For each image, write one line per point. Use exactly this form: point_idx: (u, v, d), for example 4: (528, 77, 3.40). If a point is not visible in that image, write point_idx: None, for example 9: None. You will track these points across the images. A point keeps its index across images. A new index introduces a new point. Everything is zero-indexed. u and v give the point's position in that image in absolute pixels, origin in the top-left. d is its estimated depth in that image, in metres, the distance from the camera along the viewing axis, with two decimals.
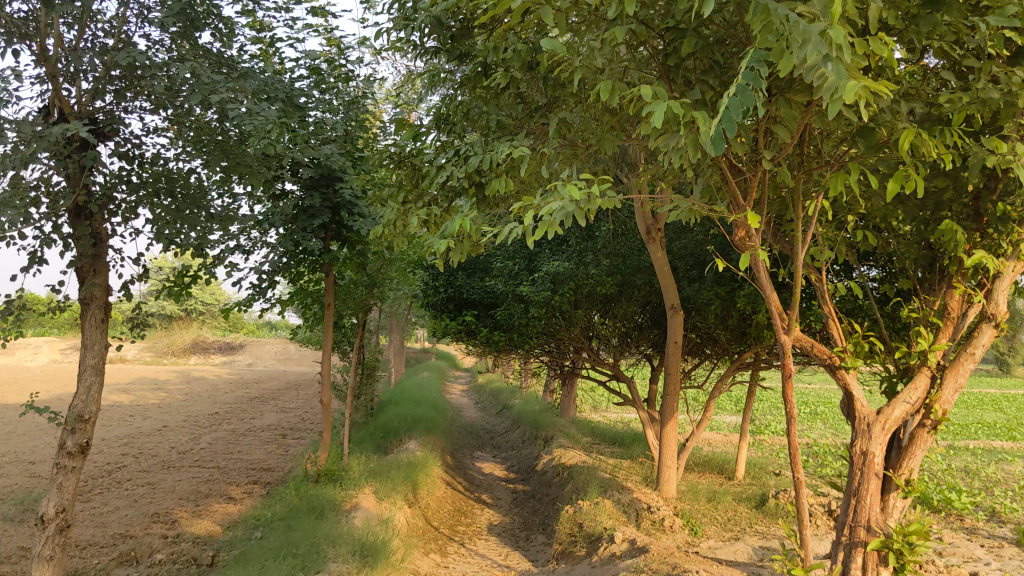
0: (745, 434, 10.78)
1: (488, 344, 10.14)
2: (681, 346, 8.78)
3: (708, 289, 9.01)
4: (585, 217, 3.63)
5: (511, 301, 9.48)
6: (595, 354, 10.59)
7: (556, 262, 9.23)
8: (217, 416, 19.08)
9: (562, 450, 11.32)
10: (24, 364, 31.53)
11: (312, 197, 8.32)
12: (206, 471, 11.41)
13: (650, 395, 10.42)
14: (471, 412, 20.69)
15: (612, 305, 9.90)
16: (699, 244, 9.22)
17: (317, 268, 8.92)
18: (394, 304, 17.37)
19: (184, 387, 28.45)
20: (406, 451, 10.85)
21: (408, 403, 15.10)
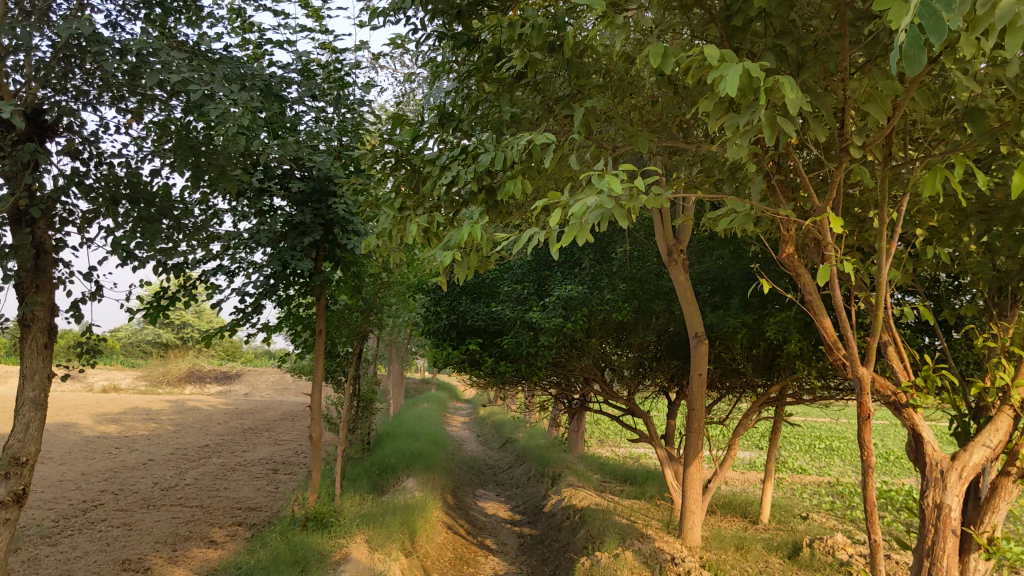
0: (770, 474, 10.02)
1: (493, 375, 9.39)
2: (706, 379, 7.89)
3: (734, 317, 8.28)
4: (627, 218, 2.89)
5: (519, 328, 8.73)
6: (608, 387, 9.83)
7: (569, 287, 8.49)
8: (207, 449, 18.23)
9: (572, 490, 10.52)
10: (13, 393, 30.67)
11: (303, 212, 7.59)
12: (188, 511, 10.60)
13: (669, 432, 9.64)
14: (473, 446, 19.86)
15: (628, 333, 9.16)
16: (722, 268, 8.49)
17: (308, 292, 8.18)
18: (392, 332, 16.61)
19: (176, 418, 27.60)
20: (404, 491, 10.07)
21: (406, 437, 14.29)
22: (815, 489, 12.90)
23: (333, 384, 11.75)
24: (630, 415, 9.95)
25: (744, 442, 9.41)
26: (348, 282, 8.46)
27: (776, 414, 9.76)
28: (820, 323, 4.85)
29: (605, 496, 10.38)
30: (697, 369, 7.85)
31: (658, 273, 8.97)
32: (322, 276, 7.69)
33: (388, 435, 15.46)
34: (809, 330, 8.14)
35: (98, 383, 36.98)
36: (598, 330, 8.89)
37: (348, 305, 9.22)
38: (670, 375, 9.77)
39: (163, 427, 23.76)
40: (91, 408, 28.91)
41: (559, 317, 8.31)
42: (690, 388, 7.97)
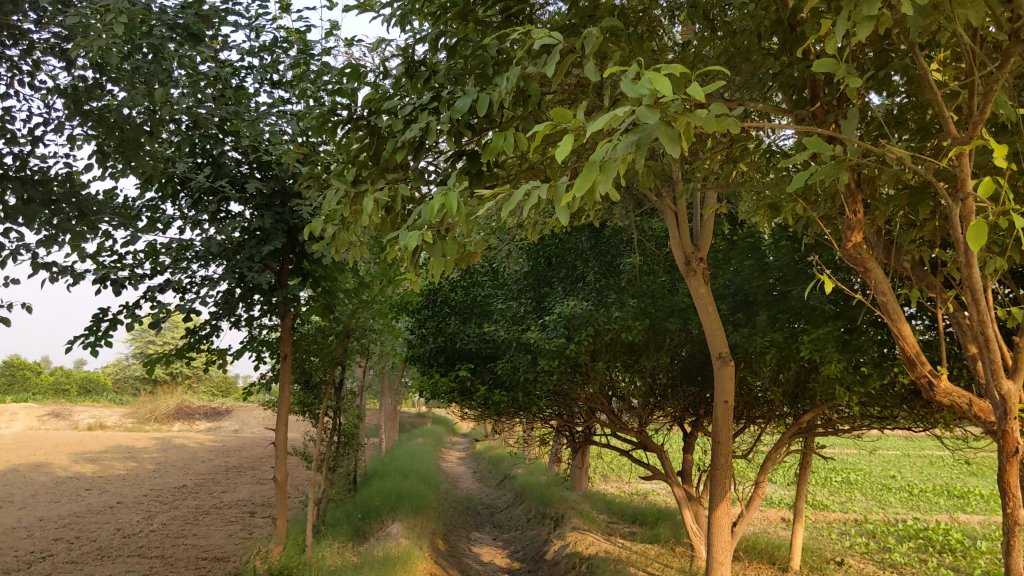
0: (800, 513, 8.88)
1: (487, 406, 8.31)
2: (733, 408, 6.79)
3: (761, 336, 7.23)
4: (676, 142, 1.83)
5: (513, 352, 7.66)
6: (615, 419, 8.73)
7: (572, 303, 7.44)
8: (184, 489, 17.05)
9: (576, 534, 9.40)
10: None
11: (263, 216, 6.58)
12: (146, 563, 9.45)
13: (686, 469, 8.54)
14: (468, 483, 18.70)
15: (638, 356, 8.10)
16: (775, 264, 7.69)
17: (272, 311, 7.11)
18: (381, 361, 15.51)
19: (159, 456, 26.39)
20: (387, 540, 8.93)
21: (396, 475, 13.15)
22: (841, 528, 11.78)
23: (311, 419, 10.64)
24: (641, 450, 8.86)
25: (772, 479, 8.31)
26: (322, 301, 7.42)
27: (806, 447, 8.67)
28: (898, 330, 3.81)
29: (614, 542, 9.24)
30: (721, 396, 6.78)
31: (673, 289, 7.92)
32: (288, 290, 6.66)
33: (375, 474, 14.31)
34: (848, 349, 7.11)
35: (82, 422, 35.75)
36: (605, 354, 7.82)
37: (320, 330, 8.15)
38: (685, 404, 8.68)
39: (144, 467, 22.57)
40: (71, 447, 27.70)
41: (561, 338, 7.25)
42: (714, 418, 6.88)
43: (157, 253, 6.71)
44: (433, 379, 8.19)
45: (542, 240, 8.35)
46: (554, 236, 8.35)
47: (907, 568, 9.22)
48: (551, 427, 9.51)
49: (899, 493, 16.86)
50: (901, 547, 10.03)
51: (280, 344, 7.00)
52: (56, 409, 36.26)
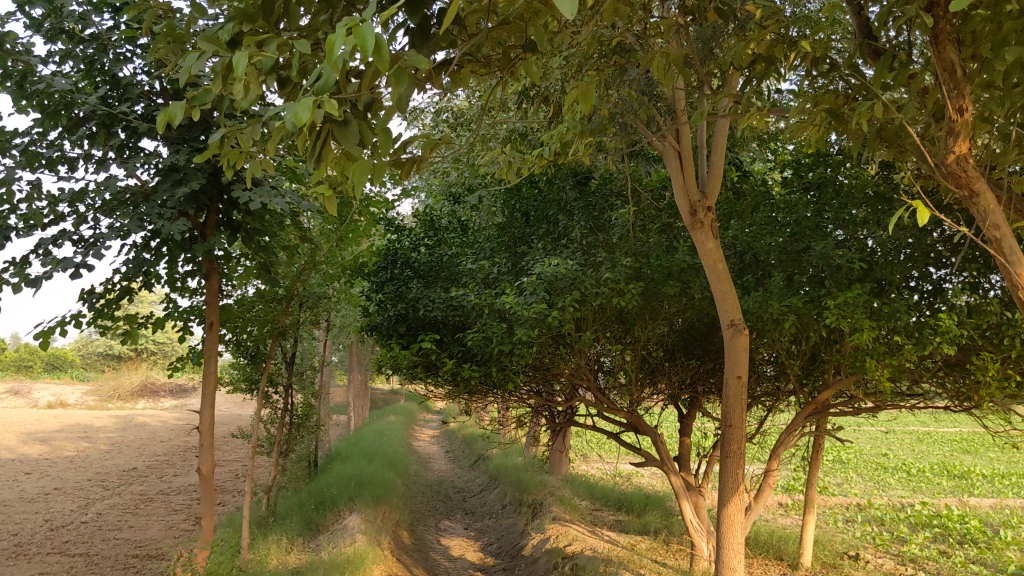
0: (811, 503, 7.83)
1: (455, 383, 7.17)
2: (746, 383, 5.68)
3: (777, 300, 6.13)
4: None
5: (485, 320, 6.52)
6: (602, 398, 7.63)
7: (554, 262, 6.30)
8: (133, 473, 15.82)
9: (557, 528, 8.30)
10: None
11: (178, 150, 5.39)
12: (65, 563, 8.25)
13: (684, 454, 7.46)
14: (440, 464, 17.59)
15: (630, 325, 6.98)
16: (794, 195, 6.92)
17: (196, 269, 5.91)
18: (342, 334, 14.31)
19: (116, 436, 25.09)
20: (341, 537, 7.78)
21: (358, 458, 12.01)
22: (845, 514, 10.77)
23: (259, 397, 9.46)
24: (632, 433, 7.77)
25: (781, 466, 7.25)
26: (257, 261, 6.24)
27: (818, 428, 7.61)
28: (1016, 277, 2.67)
29: (600, 537, 8.15)
30: (732, 370, 5.67)
31: (671, 247, 6.80)
32: (209, 243, 5.47)
33: (338, 456, 13.16)
34: (878, 315, 6.05)
35: (42, 399, 34.29)
36: (593, 322, 6.70)
37: (261, 296, 6.98)
38: (682, 380, 7.58)
39: (98, 448, 21.28)
40: (25, 426, 26.32)
41: (541, 304, 6.11)
42: (724, 396, 5.78)
43: (53, 200, 5.53)
44: (392, 353, 7.04)
45: (518, 191, 7.20)
46: (533, 186, 7.20)
47: (929, 563, 8.16)
48: (528, 408, 8.39)
49: (898, 472, 15.88)
50: (919, 538, 8.98)
51: (203, 310, 5.81)
52: (14, 386, 34.76)
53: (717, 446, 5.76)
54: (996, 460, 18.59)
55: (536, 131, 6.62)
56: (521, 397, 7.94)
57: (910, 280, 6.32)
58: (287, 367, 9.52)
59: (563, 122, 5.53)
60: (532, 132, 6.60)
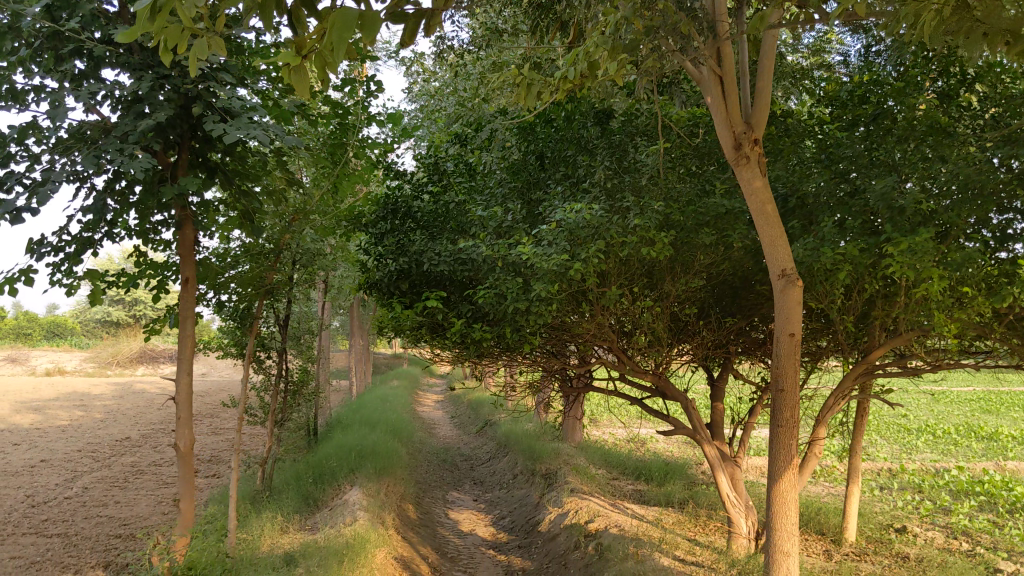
0: (856, 472, 7.14)
1: (464, 346, 6.46)
2: (798, 340, 4.96)
3: (830, 248, 5.41)
4: None
5: (499, 274, 5.80)
6: (625, 361, 6.94)
7: (576, 208, 5.56)
8: (127, 443, 15.19)
9: (575, 501, 7.62)
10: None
11: (142, 78, 4.64)
12: (40, 545, 7.60)
13: (717, 421, 6.77)
14: (447, 430, 16.94)
15: (660, 279, 6.26)
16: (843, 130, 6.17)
17: (167, 216, 5.18)
18: (341, 296, 13.59)
19: (115, 403, 24.48)
20: (340, 515, 7.10)
21: (360, 426, 11.34)
22: (880, 481, 10.10)
23: (252, 363, 8.77)
24: (658, 399, 7.07)
25: (827, 432, 6.56)
26: (240, 209, 5.51)
27: (865, 390, 6.90)
28: None
29: (623, 510, 7.48)
30: (783, 327, 4.97)
31: (705, 192, 6.07)
32: (183, 186, 4.76)
33: (339, 424, 12.51)
34: (946, 262, 5.32)
35: (41, 366, 33.70)
36: (619, 276, 5.98)
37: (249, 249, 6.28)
38: (714, 339, 6.88)
39: (94, 417, 20.65)
40: (21, 394, 25.71)
41: (562, 255, 5.39)
42: (773, 356, 5.06)
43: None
44: (394, 313, 6.32)
45: (531, 130, 6.45)
46: (548, 124, 6.45)
47: (983, 535, 7.49)
48: (542, 372, 7.70)
49: (923, 434, 15.22)
50: (966, 507, 8.31)
51: (178, 266, 5.11)
52: (11, 353, 34.13)
53: (766, 412, 5.05)
54: (1022, 420, 17.92)
55: (552, 60, 5.85)
56: (535, 361, 7.25)
57: (982, 224, 5.60)
58: (281, 330, 8.82)
59: (588, 42, 4.77)
60: (549, 59, 5.82)
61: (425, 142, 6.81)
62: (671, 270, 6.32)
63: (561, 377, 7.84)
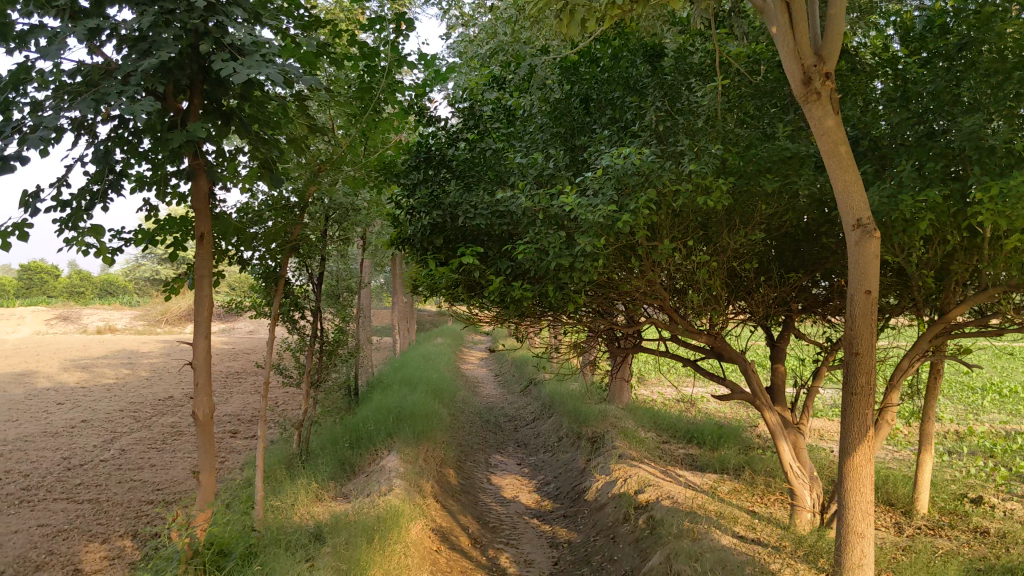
0: (928, 439, 6.61)
1: (504, 305, 6.01)
2: (876, 298, 4.44)
3: (909, 196, 4.85)
4: None
5: (541, 228, 5.32)
6: (678, 322, 6.44)
7: (625, 153, 5.06)
8: (169, 403, 15.06)
9: (623, 469, 7.19)
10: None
11: (145, 12, 4.21)
12: (71, 511, 7.37)
13: (778, 386, 6.26)
14: (491, 389, 16.60)
15: (716, 231, 5.75)
16: (922, 64, 5.57)
17: (180, 168, 4.78)
18: (381, 252, 13.22)
19: (161, 361, 24.52)
20: (376, 483, 6.74)
21: (401, 387, 11.01)
22: (947, 445, 9.54)
23: (285, 323, 8.42)
24: (714, 361, 6.58)
25: (899, 397, 6.03)
26: (259, 159, 5.09)
27: (940, 351, 6.36)
28: None
29: (675, 479, 7.03)
30: (859, 284, 4.44)
31: (766, 135, 5.52)
32: (193, 131, 4.34)
33: (379, 384, 12.18)
34: None
35: (92, 324, 34.00)
36: (673, 229, 5.46)
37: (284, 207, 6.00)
38: (775, 297, 6.36)
39: (141, 375, 20.64)
40: (70, 352, 25.88)
41: (610, 205, 4.89)
42: (847, 315, 4.55)
43: None
44: (429, 271, 5.88)
45: (575, 70, 5.92)
46: (593, 63, 5.91)
47: None
48: (588, 335, 7.23)
49: (988, 392, 14.52)
50: None
51: (192, 221, 4.71)
52: (62, 312, 34.47)
53: (838, 378, 4.55)
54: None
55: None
56: (580, 323, 6.78)
57: None
58: (315, 289, 8.45)
59: None
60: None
61: (460, 86, 6.31)
62: (729, 222, 5.79)
63: (607, 339, 7.37)
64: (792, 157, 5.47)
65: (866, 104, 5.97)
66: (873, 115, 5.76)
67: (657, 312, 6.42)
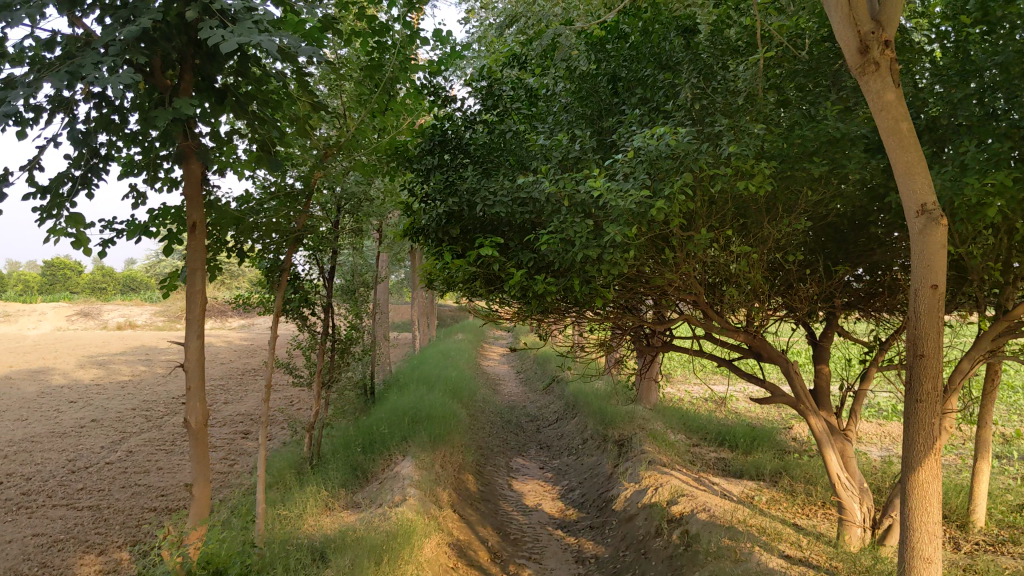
0: (986, 446, 6.10)
1: (525, 301, 5.55)
2: (944, 294, 3.95)
3: (977, 180, 4.35)
4: None
5: (566, 217, 4.85)
6: (714, 319, 5.94)
7: (658, 134, 4.58)
8: (184, 401, 14.71)
9: (653, 477, 6.72)
10: (18, 335, 27.84)
11: None
12: (69, 519, 7.00)
13: (822, 388, 5.77)
14: (512, 387, 16.15)
15: (757, 221, 5.25)
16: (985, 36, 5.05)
17: (169, 151, 4.34)
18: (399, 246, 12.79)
19: (179, 358, 24.23)
20: (389, 492, 6.31)
21: (418, 386, 10.58)
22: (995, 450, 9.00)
23: (295, 321, 8.00)
24: (752, 361, 6.09)
25: (957, 401, 5.52)
26: (257, 141, 4.66)
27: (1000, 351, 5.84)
28: None
29: (709, 488, 6.55)
30: (925, 279, 3.94)
31: (813, 114, 5.02)
32: (179, 108, 3.91)
33: (396, 383, 11.75)
34: None
35: (112, 319, 33.84)
36: (711, 218, 4.98)
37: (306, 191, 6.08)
38: (820, 292, 5.86)
39: (157, 371, 20.32)
40: (88, 348, 25.65)
41: (642, 192, 4.42)
42: (910, 313, 4.05)
43: None
44: (444, 264, 5.42)
45: (602, 46, 5.44)
46: (622, 38, 5.43)
47: None
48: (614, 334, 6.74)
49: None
50: None
51: (181, 209, 4.28)
52: (82, 308, 34.30)
53: (901, 385, 4.06)
54: None
55: None
56: (606, 321, 6.30)
57: None
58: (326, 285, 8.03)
59: None
60: None
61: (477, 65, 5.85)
62: (770, 210, 5.30)
63: (635, 337, 6.87)
64: (842, 138, 4.97)
65: (920, 79, 5.46)
66: (929, 92, 5.24)
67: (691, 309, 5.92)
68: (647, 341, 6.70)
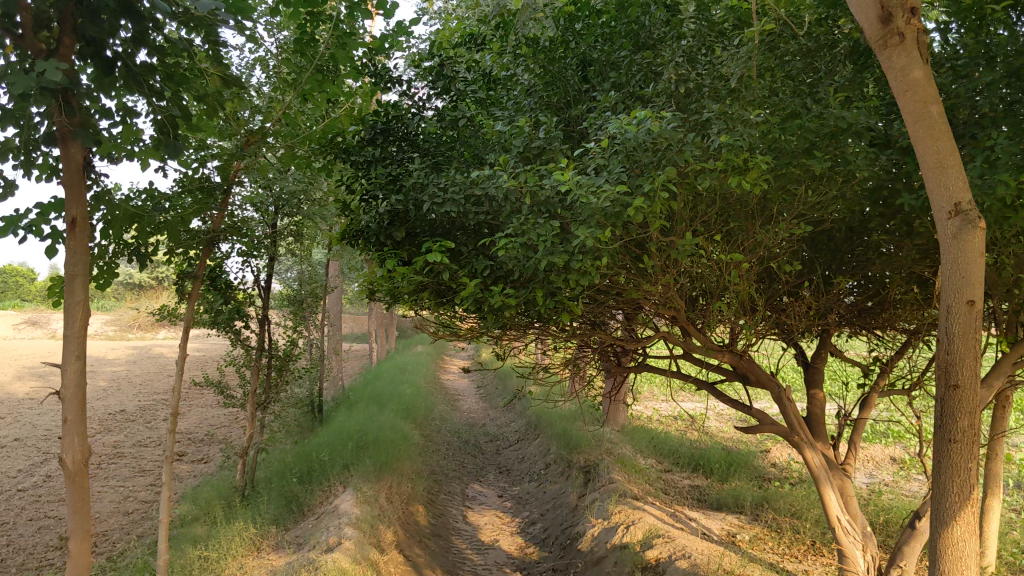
0: (992, 480, 5.46)
1: (480, 316, 4.82)
2: (982, 314, 3.27)
3: (1010, 179, 3.71)
4: None
5: (528, 217, 4.13)
6: (694, 337, 5.23)
7: (637, 119, 3.88)
8: (119, 417, 13.74)
9: (622, 513, 6.01)
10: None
11: None
12: None
13: (817, 417, 5.08)
14: (472, 403, 15.39)
15: (747, 224, 4.57)
16: (1005, 18, 4.42)
17: (40, 126, 3.54)
18: (351, 253, 12.02)
19: (124, 369, 23.15)
20: (325, 531, 5.54)
21: (369, 405, 9.80)
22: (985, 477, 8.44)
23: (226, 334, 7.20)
24: (736, 385, 5.38)
25: None
26: (156, 121, 3.88)
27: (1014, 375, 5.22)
28: None
29: (685, 527, 5.84)
30: (959, 293, 3.27)
31: (814, 101, 4.35)
32: (46, 72, 3.12)
33: (347, 400, 10.95)
34: None
35: (59, 328, 32.56)
36: (696, 221, 4.28)
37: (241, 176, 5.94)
38: (814, 306, 5.18)
39: (99, 383, 19.26)
40: (29, 359, 24.46)
41: (619, 187, 3.71)
42: (939, 335, 3.38)
43: None
44: (385, 272, 4.68)
45: (571, 23, 4.76)
46: (594, 15, 4.75)
47: None
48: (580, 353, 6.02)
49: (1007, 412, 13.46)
50: None
51: (56, 200, 3.50)
52: (28, 316, 32.97)
53: (928, 422, 3.38)
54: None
55: None
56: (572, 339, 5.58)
57: None
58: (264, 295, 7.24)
59: None
60: None
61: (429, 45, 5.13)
62: (764, 213, 4.60)
63: (603, 357, 6.15)
64: (847, 130, 4.31)
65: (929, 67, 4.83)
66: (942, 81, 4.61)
67: (668, 326, 5.22)
68: (616, 363, 5.98)
